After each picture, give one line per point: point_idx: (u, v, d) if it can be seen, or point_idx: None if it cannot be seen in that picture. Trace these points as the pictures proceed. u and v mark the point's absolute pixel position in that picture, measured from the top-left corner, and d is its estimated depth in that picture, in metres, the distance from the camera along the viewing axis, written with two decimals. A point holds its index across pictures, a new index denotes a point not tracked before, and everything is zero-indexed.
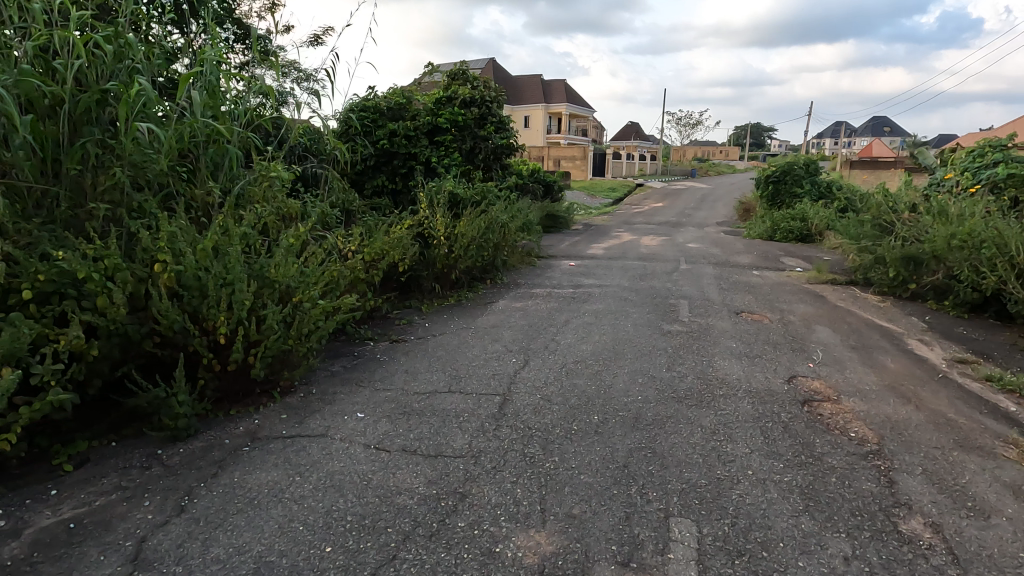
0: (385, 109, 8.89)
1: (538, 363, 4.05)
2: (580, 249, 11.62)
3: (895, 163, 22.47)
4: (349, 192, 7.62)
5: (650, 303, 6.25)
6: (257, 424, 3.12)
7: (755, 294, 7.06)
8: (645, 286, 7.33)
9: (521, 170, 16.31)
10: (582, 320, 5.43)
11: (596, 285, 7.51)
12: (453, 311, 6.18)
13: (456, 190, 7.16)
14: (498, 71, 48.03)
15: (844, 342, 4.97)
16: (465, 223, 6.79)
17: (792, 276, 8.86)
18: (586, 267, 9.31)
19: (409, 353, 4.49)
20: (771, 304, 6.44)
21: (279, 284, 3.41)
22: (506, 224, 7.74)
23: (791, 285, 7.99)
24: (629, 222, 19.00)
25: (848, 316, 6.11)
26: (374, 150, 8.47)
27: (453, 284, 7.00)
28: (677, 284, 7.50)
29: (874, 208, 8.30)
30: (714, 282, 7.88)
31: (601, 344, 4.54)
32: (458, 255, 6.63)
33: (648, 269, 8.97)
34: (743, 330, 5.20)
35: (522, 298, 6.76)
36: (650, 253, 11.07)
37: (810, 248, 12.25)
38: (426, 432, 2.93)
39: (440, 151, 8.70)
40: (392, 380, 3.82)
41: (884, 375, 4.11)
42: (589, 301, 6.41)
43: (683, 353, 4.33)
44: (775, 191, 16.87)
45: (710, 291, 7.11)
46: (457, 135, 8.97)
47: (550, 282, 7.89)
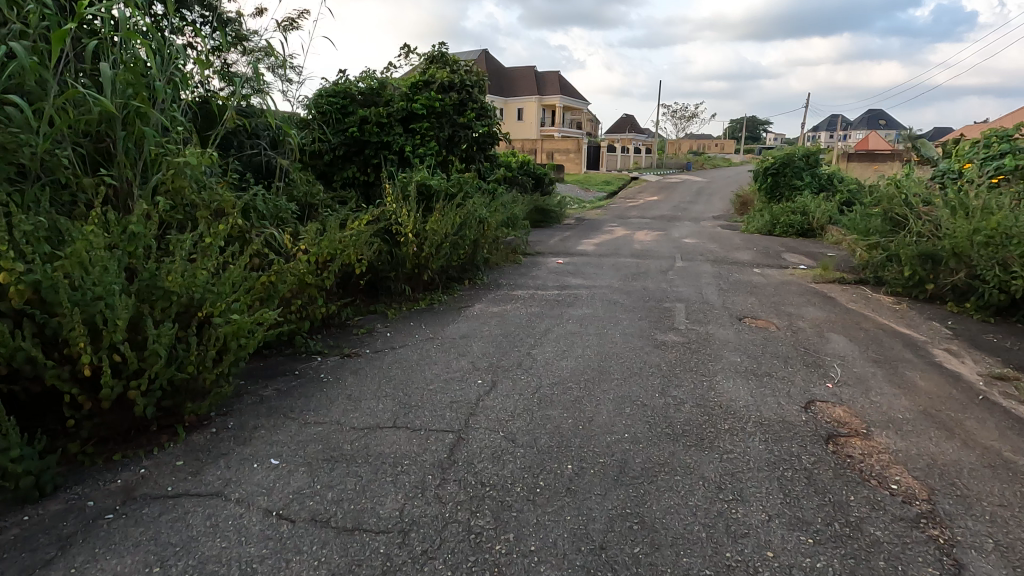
0: (357, 95, 8.24)
1: (507, 385, 3.41)
2: (570, 245, 10.97)
3: (895, 155, 21.91)
4: (313, 185, 6.95)
5: (643, 307, 5.62)
6: (140, 475, 2.46)
7: (758, 296, 6.43)
8: (638, 286, 6.69)
9: (510, 162, 15.62)
10: (565, 328, 4.80)
11: (584, 285, 6.86)
12: (422, 317, 5.53)
13: (430, 182, 6.45)
14: (491, 62, 47.13)
15: (863, 355, 4.34)
16: (438, 219, 6.10)
17: (796, 274, 8.23)
18: (575, 265, 8.67)
19: (359, 372, 3.83)
20: (777, 308, 5.82)
21: (179, 295, 2.73)
22: (486, 219, 7.07)
23: (796, 285, 7.36)
24: (624, 217, 18.33)
25: (863, 321, 5.49)
26: (342, 139, 7.81)
27: (424, 286, 6.36)
28: (673, 285, 6.87)
29: (886, 200, 7.67)
30: (713, 282, 7.25)
31: (584, 359, 3.91)
32: (430, 254, 5.97)
33: (641, 267, 8.33)
34: (748, 340, 4.57)
35: (501, 302, 6.09)
36: (644, 249, 10.42)
37: (812, 243, 11.65)
38: (351, 490, 2.28)
39: (415, 140, 8.01)
40: (329, 409, 3.17)
41: (916, 397, 3.48)
42: (575, 304, 5.77)
43: (680, 373, 3.68)
44: (775, 183, 16.25)
45: (709, 293, 6.48)
46: (435, 122, 8.26)
47: (534, 283, 7.24)
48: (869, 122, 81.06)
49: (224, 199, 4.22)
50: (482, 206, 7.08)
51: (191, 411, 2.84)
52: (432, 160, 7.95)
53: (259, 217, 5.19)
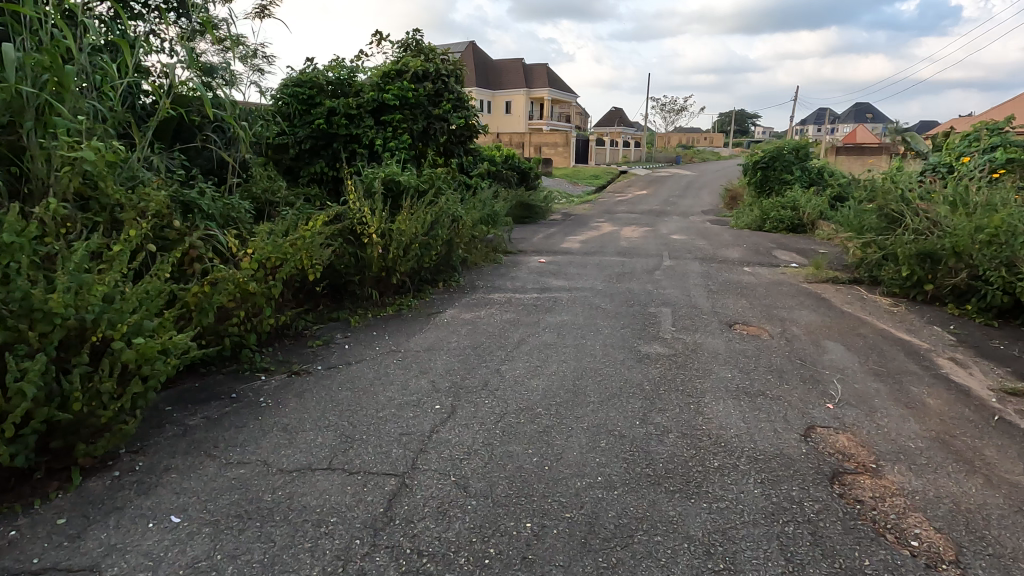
0: (324, 85, 7.76)
1: (468, 413, 2.99)
2: (554, 242, 10.56)
3: (883, 148, 21.72)
4: (275, 181, 6.48)
5: (626, 312, 5.23)
6: (7, 539, 2.02)
7: (749, 299, 6.07)
8: (623, 288, 6.29)
9: (494, 156, 15.17)
10: (541, 339, 4.39)
11: (565, 288, 6.46)
12: (386, 325, 5.09)
13: (399, 178, 5.99)
14: (478, 54, 46.48)
15: (863, 367, 3.98)
16: (406, 218, 5.65)
17: (788, 273, 7.89)
18: (557, 264, 8.27)
19: (304, 395, 3.39)
20: (769, 312, 5.46)
21: (63, 317, 2.30)
22: (461, 218, 6.62)
23: (787, 286, 7.01)
24: (611, 211, 17.96)
25: (861, 326, 5.13)
26: (308, 132, 7.34)
27: (391, 290, 5.92)
28: (660, 286, 6.50)
29: (881, 195, 7.33)
30: (702, 282, 6.89)
31: (559, 377, 3.50)
32: (397, 256, 5.52)
33: (627, 266, 7.94)
34: (739, 350, 4.19)
35: (475, 307, 5.66)
36: (630, 246, 10.04)
37: (803, 239, 11.34)
38: (258, 562, 1.85)
39: (387, 132, 7.53)
40: (259, 444, 2.74)
41: (926, 421, 3.12)
42: (554, 310, 5.35)
43: (664, 393, 3.29)
44: (764, 177, 15.92)
45: (697, 295, 6.11)
46: (408, 114, 7.78)
47: (513, 284, 6.83)
48: (857, 115, 81.15)
49: (154, 200, 3.77)
50: (456, 204, 6.62)
51: (86, 453, 2.41)
52: (405, 154, 7.47)
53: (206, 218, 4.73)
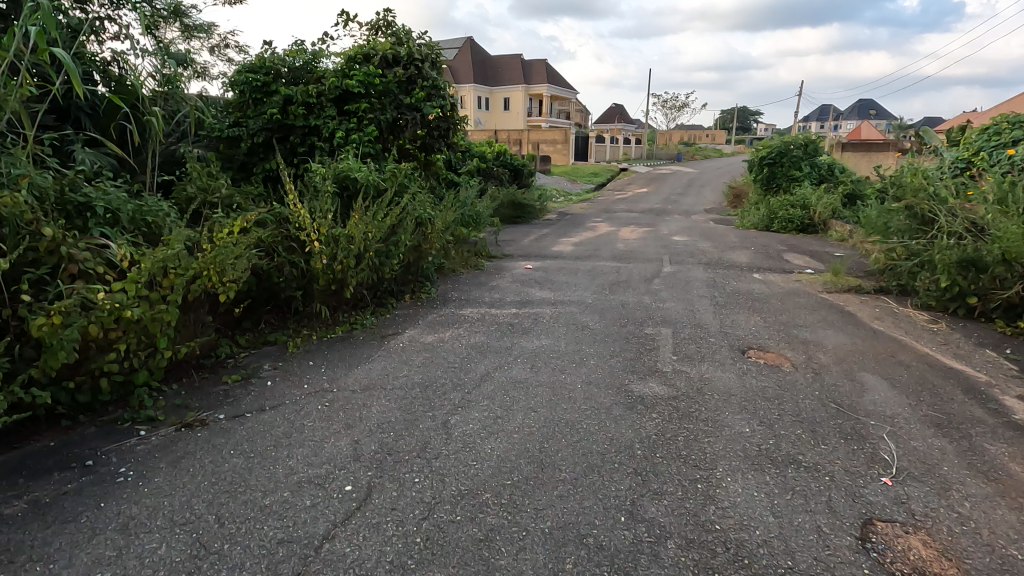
0: (283, 71, 6.93)
1: (386, 501, 2.15)
2: (544, 244, 9.71)
3: (893, 144, 20.81)
4: (216, 179, 5.65)
5: (619, 334, 4.39)
6: None
7: (763, 314, 5.23)
8: (615, 302, 5.46)
9: (484, 153, 14.31)
10: (509, 372, 3.55)
11: (549, 301, 5.62)
12: (329, 351, 4.26)
13: (354, 174, 5.15)
14: (476, 50, 45.60)
15: (916, 414, 3.13)
16: (358, 222, 4.79)
17: (803, 281, 7.04)
18: (545, 270, 7.44)
19: (181, 463, 2.55)
20: (788, 332, 4.61)
21: None
22: (430, 220, 5.77)
23: (804, 297, 6.17)
24: (610, 210, 17.11)
25: (899, 350, 4.28)
26: (262, 123, 6.51)
27: (345, 305, 5.10)
28: (660, 299, 5.67)
29: (910, 192, 6.45)
30: (707, 293, 6.05)
31: (523, 436, 2.66)
32: (347, 267, 4.68)
33: (623, 274, 7.09)
34: (757, 388, 3.35)
35: (441, 326, 4.82)
36: (628, 249, 9.18)
37: (815, 241, 10.47)
38: None
39: (350, 121, 6.66)
40: (74, 558, 1.90)
41: (1021, 505, 2.27)
42: (531, 332, 4.51)
43: (661, 461, 2.45)
44: (771, 174, 15.04)
45: (702, 310, 5.27)
46: (375, 102, 6.91)
47: (491, 296, 5.99)
48: (860, 111, 80.10)
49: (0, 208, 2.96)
50: (424, 202, 5.77)
51: None
52: (369, 146, 6.61)
53: (108, 226, 3.94)
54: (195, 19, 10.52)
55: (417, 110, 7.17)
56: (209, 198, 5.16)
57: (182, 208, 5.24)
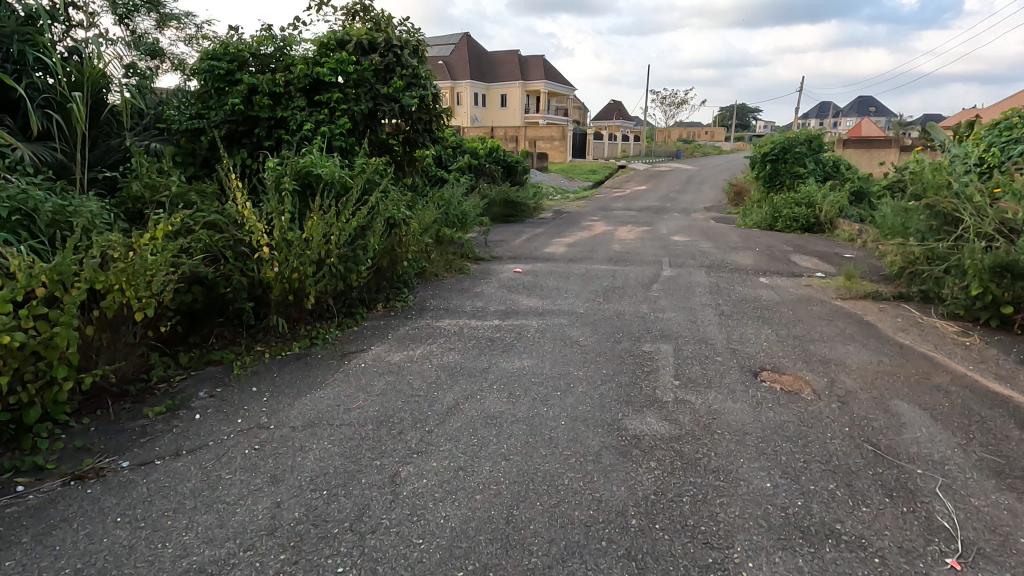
0: (250, 58, 6.35)
1: None
2: (536, 246, 9.16)
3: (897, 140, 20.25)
4: (165, 175, 5.08)
5: (613, 351, 3.85)
6: None
7: (774, 325, 4.69)
8: (609, 312, 4.92)
9: (476, 149, 13.73)
10: (482, 403, 3.00)
11: (536, 311, 5.07)
12: (280, 373, 3.70)
13: (316, 170, 4.58)
14: (472, 45, 44.95)
15: (970, 458, 2.59)
16: (316, 223, 4.23)
17: (814, 286, 6.50)
18: (535, 274, 6.89)
19: (51, 536, 1.99)
20: (804, 349, 4.07)
21: None
22: (404, 221, 5.21)
23: (818, 304, 5.63)
24: (608, 209, 16.55)
25: (933, 371, 3.74)
26: (224, 114, 5.95)
27: (306, 317, 4.55)
28: (659, 308, 5.13)
29: (933, 190, 5.89)
30: (712, 300, 5.50)
31: (488, 498, 2.11)
32: (303, 275, 4.12)
33: (619, 278, 6.55)
34: (777, 425, 2.81)
35: (412, 341, 4.27)
36: (625, 251, 8.63)
37: (823, 241, 9.92)
38: None
39: (320, 112, 6.09)
40: None
41: None
42: (513, 349, 3.97)
43: (662, 538, 1.91)
44: (773, 170, 14.49)
45: (707, 321, 4.73)
46: (348, 92, 6.33)
47: (473, 304, 5.44)
48: (860, 108, 79.57)
49: None
50: (398, 201, 5.22)
51: None
52: (341, 139, 6.05)
53: (18, 229, 3.38)
54: (169, 6, 9.91)
55: (395, 101, 6.59)
56: (155, 197, 4.60)
57: (125, 207, 4.68)
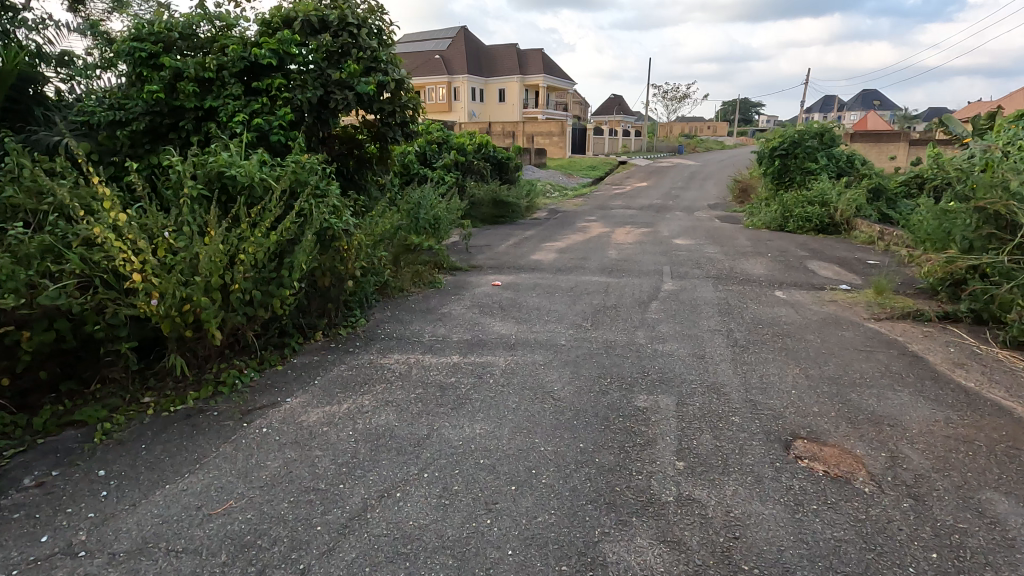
0: (182, 41, 5.44)
1: None
2: (524, 252, 8.24)
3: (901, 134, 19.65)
4: (54, 176, 4.17)
5: (596, 408, 2.94)
6: None
7: (801, 362, 3.76)
8: (597, 345, 4.00)
9: (463, 144, 12.45)
10: (399, 511, 2.08)
11: (508, 341, 4.14)
12: (153, 441, 2.78)
13: (228, 171, 3.68)
14: (470, 39, 43.94)
15: None
16: (215, 239, 3.30)
17: (840, 302, 5.56)
18: (516, 289, 5.97)
19: None
20: (846, 401, 3.14)
21: None
22: (347, 232, 4.30)
23: (849, 328, 4.69)
24: (607, 208, 15.60)
25: (1022, 435, 2.81)
26: (144, 105, 5.04)
27: (215, 355, 3.64)
28: (659, 337, 4.21)
29: (985, 190, 4.94)
30: (722, 324, 4.58)
31: None
32: (197, 306, 3.19)
33: (613, 294, 5.62)
34: (831, 553, 1.88)
35: (343, 389, 3.35)
36: (623, 258, 7.69)
37: (843, 246, 8.96)
38: None
39: (258, 100, 5.17)
40: None
41: None
42: (467, 403, 3.05)
43: None
44: (783, 166, 13.45)
45: (717, 356, 3.80)
46: (293, 78, 5.40)
47: (436, 331, 4.52)
48: (865, 102, 78.28)
49: None
50: (341, 209, 4.30)
51: None
52: (282, 133, 5.12)
53: None
54: None
55: (349, 88, 5.63)
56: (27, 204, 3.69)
57: None
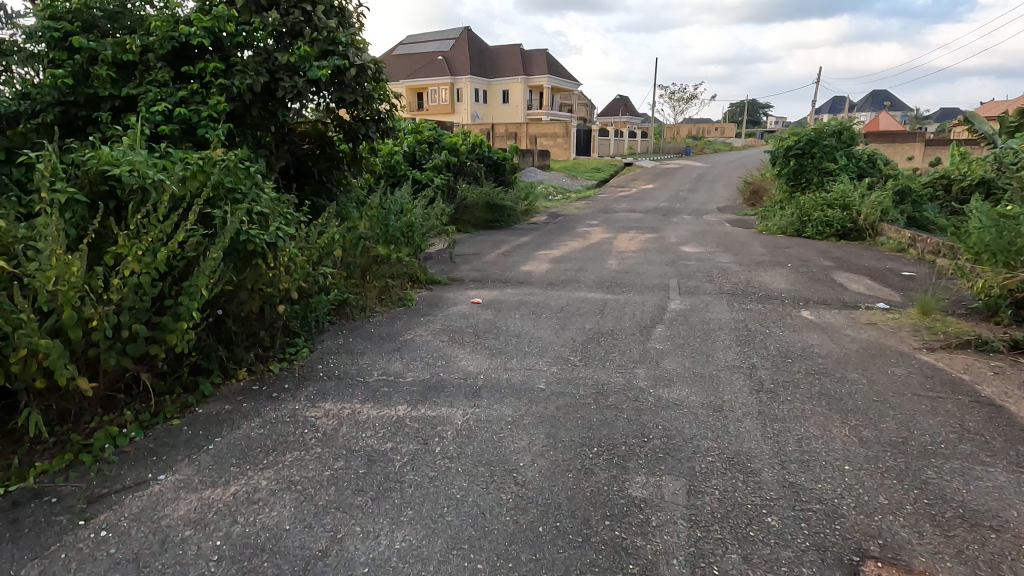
0: (106, 20, 4.60)
1: None
2: (513, 262, 7.39)
3: (915, 135, 18.88)
4: None
5: (573, 501, 2.08)
6: None
7: (848, 416, 2.89)
8: (585, 391, 3.14)
9: (455, 142, 11.65)
10: None
11: (471, 384, 3.28)
12: None
13: (109, 170, 2.87)
14: (473, 39, 43.15)
15: None
16: (69, 259, 2.47)
17: (881, 326, 4.68)
18: (497, 308, 5.13)
19: None
20: (921, 486, 2.27)
21: None
22: (275, 245, 3.48)
23: (898, 363, 3.81)
24: (610, 211, 14.73)
25: None
26: (54, 93, 4.15)
27: (89, 407, 2.81)
28: (664, 378, 3.34)
29: None
30: (742, 359, 3.70)
31: None
32: (39, 349, 2.36)
33: (611, 316, 4.75)
34: None
35: (241, 459, 2.52)
36: (624, 269, 6.82)
37: (870, 254, 8.05)
38: None
39: (187, 88, 4.36)
40: None
41: None
42: (396, 489, 2.20)
43: None
44: (799, 166, 12.49)
45: (740, 409, 2.93)
46: (233, 62, 4.58)
47: (386, 366, 3.68)
48: (875, 102, 77.03)
49: None
50: (269, 218, 3.48)
51: None
52: (214, 126, 4.30)
53: None
54: None
55: (299, 74, 4.79)
56: None
57: None
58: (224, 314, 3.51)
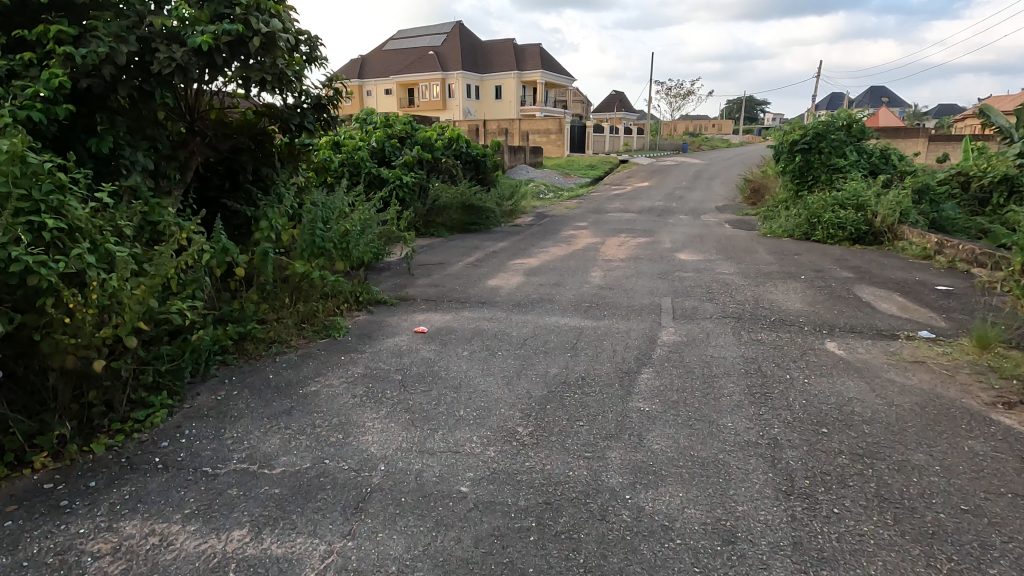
0: None
1: None
2: (481, 274, 6.33)
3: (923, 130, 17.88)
4: None
5: None
6: None
7: (934, 553, 1.84)
8: (527, 499, 2.08)
9: (430, 137, 10.56)
10: None
11: (362, 481, 2.22)
12: None
13: None
14: (465, 33, 41.98)
15: None
16: None
17: (932, 366, 3.62)
18: (443, 341, 4.05)
19: None
20: None
21: None
22: (86, 278, 2.39)
23: (973, 431, 2.76)
24: (601, 211, 13.67)
25: None
26: None
27: None
28: (648, 470, 2.27)
29: None
30: (759, 430, 2.63)
31: None
32: None
33: (588, 354, 3.69)
34: None
35: None
36: (610, 284, 5.76)
37: (894, 263, 7.02)
38: None
39: (19, 57, 3.28)
40: None
41: None
42: None
43: None
44: (806, 163, 11.40)
45: (763, 540, 1.88)
46: (89, 25, 3.49)
47: (259, 442, 2.61)
48: (874, 98, 76.04)
49: None
50: (76, 236, 2.40)
51: None
52: (48, 109, 3.20)
53: None
54: None
55: (182, 43, 3.70)
56: None
57: None
58: (17, 373, 2.43)
